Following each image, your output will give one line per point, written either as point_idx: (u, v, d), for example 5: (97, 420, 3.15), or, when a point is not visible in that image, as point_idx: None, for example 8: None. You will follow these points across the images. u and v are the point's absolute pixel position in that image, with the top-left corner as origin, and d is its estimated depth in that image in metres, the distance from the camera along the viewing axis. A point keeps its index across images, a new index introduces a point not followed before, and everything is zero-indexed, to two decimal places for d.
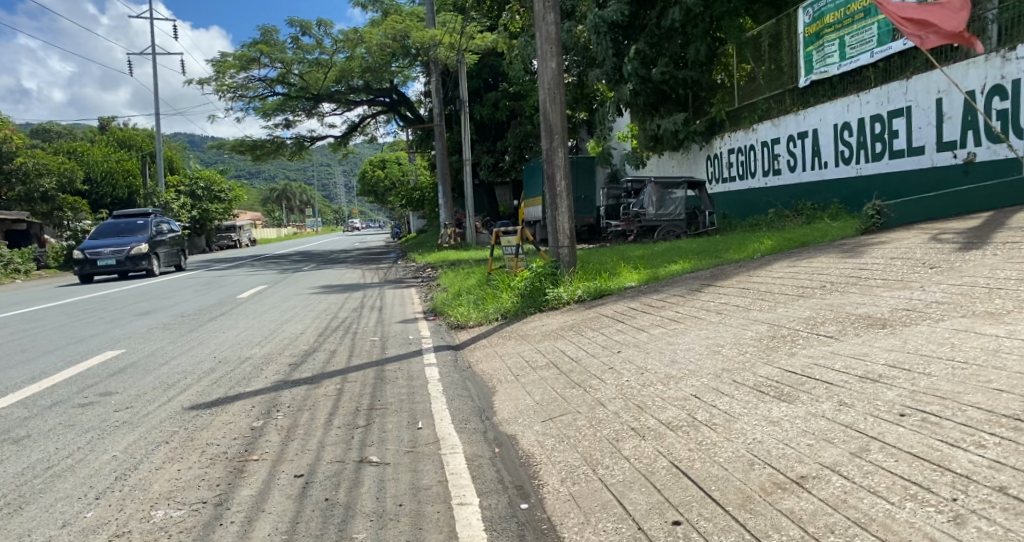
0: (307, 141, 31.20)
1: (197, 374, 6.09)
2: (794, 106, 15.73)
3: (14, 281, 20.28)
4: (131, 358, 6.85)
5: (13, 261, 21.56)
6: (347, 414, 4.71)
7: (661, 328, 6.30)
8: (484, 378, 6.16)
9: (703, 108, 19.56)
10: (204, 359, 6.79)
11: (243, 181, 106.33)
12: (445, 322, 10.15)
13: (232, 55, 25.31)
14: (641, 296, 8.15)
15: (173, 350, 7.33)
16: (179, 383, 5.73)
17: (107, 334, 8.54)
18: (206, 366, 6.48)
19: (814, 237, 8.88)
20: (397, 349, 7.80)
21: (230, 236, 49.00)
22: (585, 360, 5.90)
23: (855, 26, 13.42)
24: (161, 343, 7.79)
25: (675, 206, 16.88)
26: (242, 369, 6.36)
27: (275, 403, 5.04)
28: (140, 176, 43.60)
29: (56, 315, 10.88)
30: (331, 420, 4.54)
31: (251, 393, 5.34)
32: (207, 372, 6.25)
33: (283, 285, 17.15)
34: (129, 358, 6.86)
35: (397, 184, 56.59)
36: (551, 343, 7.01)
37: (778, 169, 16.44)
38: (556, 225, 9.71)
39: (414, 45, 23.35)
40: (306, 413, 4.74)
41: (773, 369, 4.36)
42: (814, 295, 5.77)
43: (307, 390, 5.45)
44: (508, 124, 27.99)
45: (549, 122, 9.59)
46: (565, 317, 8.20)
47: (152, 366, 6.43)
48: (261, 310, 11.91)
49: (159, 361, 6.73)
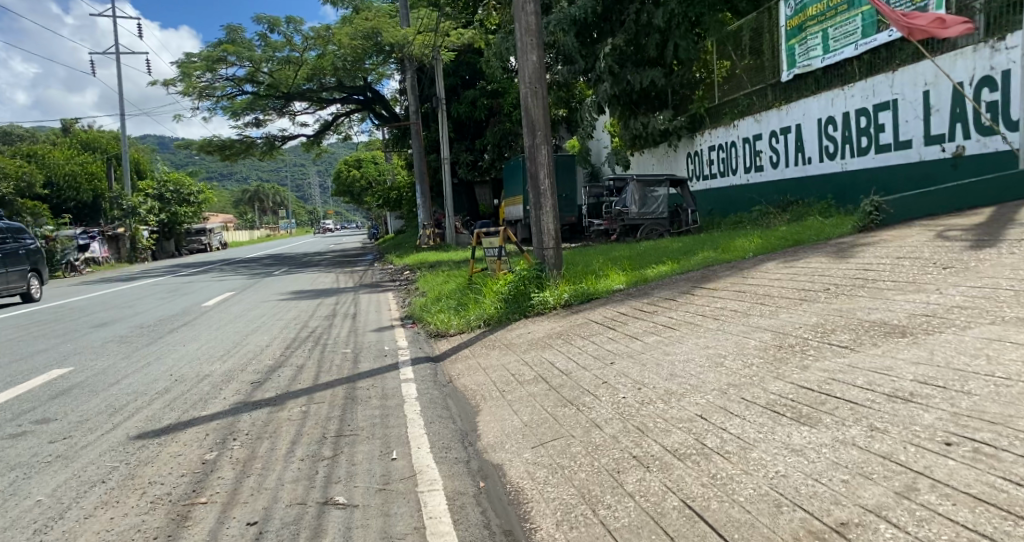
0: (278, 141, 30.40)
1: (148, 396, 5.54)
2: (776, 101, 15.43)
3: None
4: (78, 378, 6.25)
5: None
6: (311, 446, 4.18)
7: (655, 336, 5.86)
8: (466, 396, 5.70)
9: (684, 104, 19.26)
10: (159, 379, 6.20)
11: (214, 182, 104.50)
12: (424, 330, 9.65)
13: (197, 55, 24.54)
14: (630, 299, 7.74)
15: (125, 367, 6.75)
16: (125, 407, 5.18)
17: (57, 349, 7.93)
18: (160, 386, 5.91)
19: (808, 235, 8.51)
20: (370, 362, 7.30)
21: (200, 239, 47.93)
22: (576, 374, 5.45)
23: (837, 18, 13.14)
24: (113, 360, 7.16)
25: (657, 204, 16.51)
26: (199, 390, 5.81)
27: (232, 430, 4.50)
28: (106, 180, 42.39)
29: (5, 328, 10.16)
30: (292, 452, 4.03)
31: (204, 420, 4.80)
32: (160, 393, 5.69)
33: (253, 291, 16.49)
34: (76, 378, 6.26)
35: (374, 183, 55.74)
36: (537, 354, 6.54)
37: (760, 165, 16.16)
38: (541, 225, 9.25)
39: (387, 42, 22.72)
40: (265, 445, 4.20)
41: (785, 385, 3.94)
42: (819, 299, 5.37)
43: (269, 417, 4.90)
44: (486, 122, 27.46)
45: (531, 117, 9.13)
46: (551, 324, 7.74)
47: (98, 387, 5.85)
48: (226, 320, 11.30)
49: (108, 381, 6.13)
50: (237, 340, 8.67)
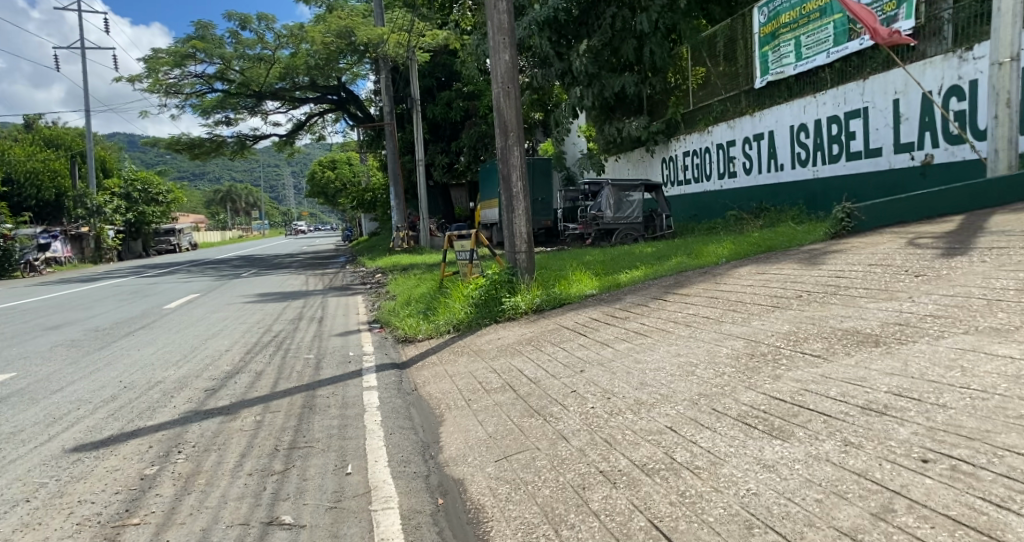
0: (249, 140, 29.84)
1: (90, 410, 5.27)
2: (749, 107, 15.48)
3: None
4: (17, 388, 5.94)
5: None
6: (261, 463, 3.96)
7: (627, 343, 5.72)
8: (430, 406, 5.52)
9: (658, 110, 19.28)
10: (106, 390, 5.91)
11: (185, 182, 102.83)
12: (392, 334, 9.43)
13: (165, 51, 24.00)
14: (602, 305, 7.60)
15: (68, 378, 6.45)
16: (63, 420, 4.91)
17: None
18: (106, 398, 5.63)
19: (781, 241, 8.47)
20: (331, 371, 7.10)
21: (168, 239, 47.06)
22: (545, 382, 5.30)
23: (810, 25, 13.19)
24: (60, 368, 6.85)
25: (632, 209, 16.45)
26: (148, 402, 5.53)
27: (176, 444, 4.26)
28: (70, 177, 41.47)
29: None
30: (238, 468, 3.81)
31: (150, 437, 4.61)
32: (107, 401, 5.53)
33: (217, 293, 16.11)
34: (15, 388, 5.94)
35: (348, 185, 55.15)
36: (505, 361, 6.38)
37: (733, 171, 16.19)
38: (513, 229, 9.08)
39: (361, 42, 22.37)
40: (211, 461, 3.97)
41: (757, 395, 3.82)
42: (791, 306, 5.26)
43: (221, 433, 4.66)
44: (462, 124, 27.27)
45: (503, 117, 8.96)
46: (521, 329, 7.58)
47: (36, 398, 5.51)
48: (184, 325, 10.95)
49: (50, 391, 5.83)
50: (193, 348, 8.37)
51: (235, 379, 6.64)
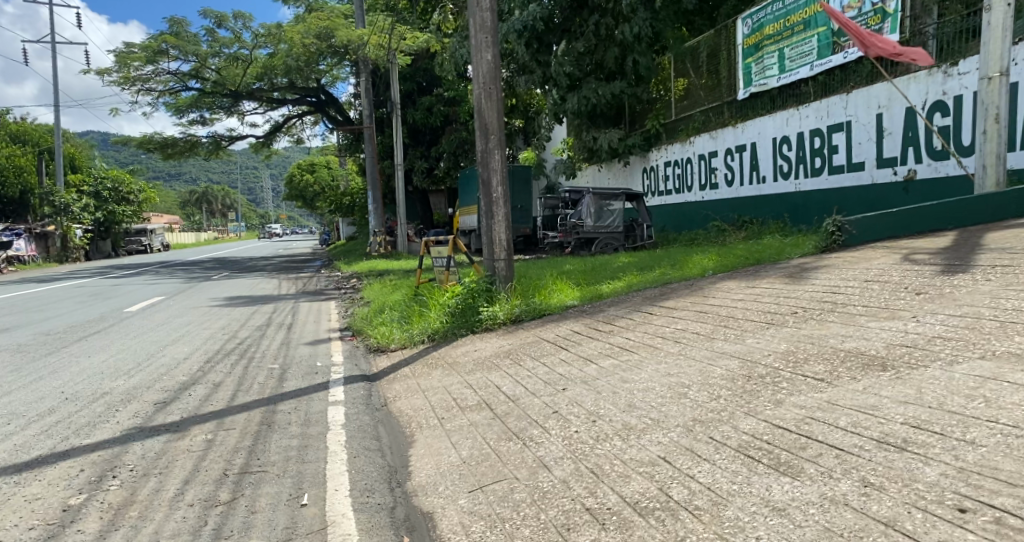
0: (225, 141, 29.06)
1: (21, 442, 5.05)
2: (732, 118, 15.29)
3: None
4: None
5: None
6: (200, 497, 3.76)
7: (611, 360, 5.36)
8: (399, 424, 5.17)
9: (640, 119, 19.08)
10: (45, 422, 5.51)
11: (158, 182, 101.07)
12: (363, 343, 9.00)
13: (138, 46, 23.31)
14: (585, 316, 7.27)
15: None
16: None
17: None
18: (43, 430, 5.25)
19: (770, 254, 8.17)
20: (296, 384, 6.75)
21: (139, 240, 46.00)
22: (524, 400, 4.94)
23: (794, 38, 13.02)
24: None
25: (613, 218, 16.21)
26: (92, 432, 5.18)
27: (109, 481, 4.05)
28: (36, 174, 40.45)
29: None
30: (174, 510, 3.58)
31: (87, 471, 4.35)
32: (46, 424, 5.43)
33: (183, 296, 15.58)
34: None
35: (326, 189, 54.30)
36: (482, 376, 6.00)
37: (715, 183, 15.99)
38: (491, 235, 8.72)
39: (340, 44, 21.92)
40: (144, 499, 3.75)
41: (758, 423, 3.49)
42: (787, 323, 4.95)
43: (163, 467, 4.41)
44: (443, 129, 26.87)
45: (484, 118, 8.60)
46: (499, 341, 7.20)
47: None
48: (142, 330, 10.56)
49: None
50: (147, 363, 7.95)
51: (190, 398, 6.27)
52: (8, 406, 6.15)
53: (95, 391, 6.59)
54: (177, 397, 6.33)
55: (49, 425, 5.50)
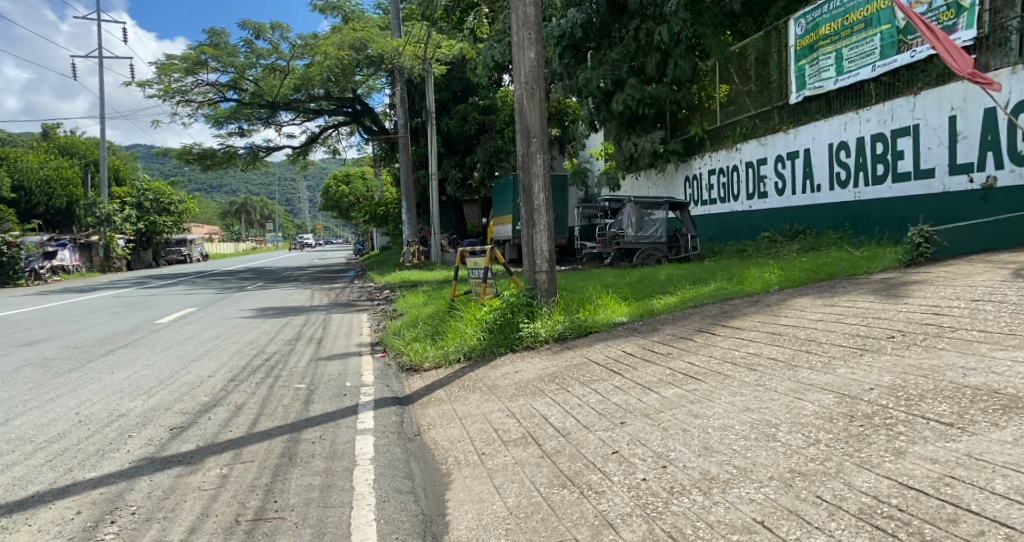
0: (262, 151, 29.04)
1: (24, 479, 4.63)
2: (783, 124, 14.46)
3: None
4: None
5: None
6: None
7: (676, 389, 4.67)
8: (435, 460, 4.65)
9: (682, 126, 18.42)
10: (53, 456, 5.11)
11: (199, 194, 103.00)
12: (395, 360, 8.44)
13: (177, 57, 23.33)
14: (637, 336, 6.62)
15: (7, 428, 5.92)
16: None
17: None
18: (48, 467, 4.85)
19: (842, 268, 7.38)
20: (323, 407, 6.24)
21: (180, 250, 46.67)
22: (577, 436, 4.34)
23: (853, 37, 12.20)
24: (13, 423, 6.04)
25: (656, 228, 15.49)
26: (100, 469, 4.76)
27: (108, 532, 3.65)
28: (82, 185, 41.19)
29: None
30: None
31: (86, 518, 3.90)
32: (53, 459, 5.02)
33: (217, 307, 15.28)
34: None
35: (361, 198, 54.26)
36: (525, 404, 5.39)
37: (764, 192, 15.18)
38: (532, 245, 8.13)
39: (375, 54, 21.66)
40: None
41: (879, 480, 2.78)
42: (885, 351, 4.23)
43: (169, 510, 3.97)
44: (478, 138, 26.34)
45: (526, 121, 8.06)
46: (543, 362, 6.56)
47: None
48: (170, 343, 10.21)
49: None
50: (169, 382, 7.53)
51: (209, 424, 5.80)
52: (17, 433, 5.76)
53: (111, 416, 6.18)
54: (194, 423, 5.85)
55: (57, 456, 5.08)
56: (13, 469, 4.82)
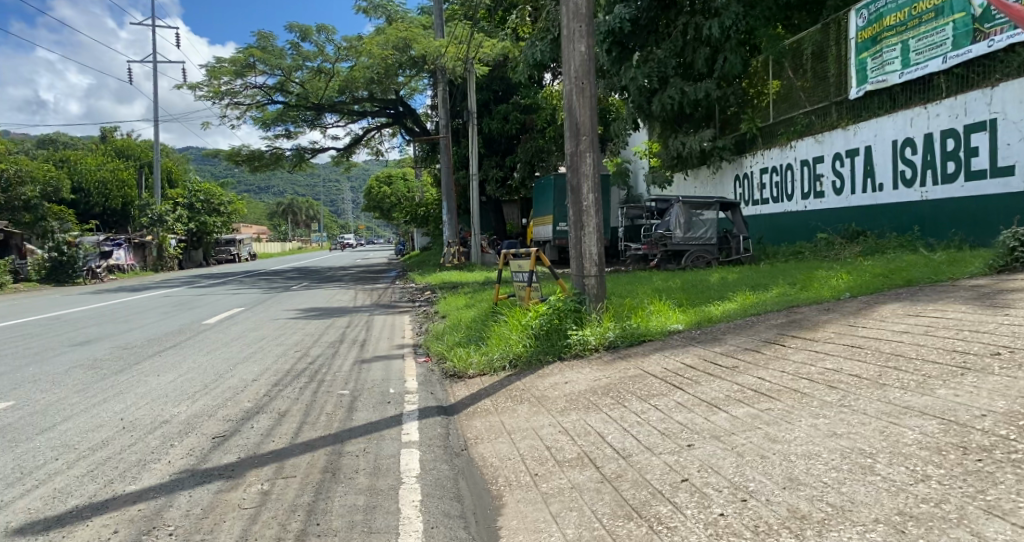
0: (308, 153, 29.26)
1: (64, 492, 4.47)
2: (841, 120, 13.76)
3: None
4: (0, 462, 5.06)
5: None
6: None
7: (747, 408, 4.26)
8: (484, 480, 4.34)
9: (732, 123, 17.77)
10: (93, 466, 4.95)
11: (248, 194, 105.15)
12: (439, 366, 8.16)
13: (227, 60, 23.59)
14: (696, 347, 6.19)
15: (54, 433, 5.83)
16: (5, 510, 4.21)
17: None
18: (88, 479, 4.68)
19: (921, 273, 6.83)
20: (366, 416, 6.00)
21: (230, 249, 47.55)
22: (640, 459, 3.99)
23: (922, 27, 11.51)
24: (58, 429, 5.93)
25: (707, 228, 14.92)
26: (140, 482, 4.58)
27: None
28: (137, 187, 42.29)
29: None
30: None
31: (123, 537, 3.70)
32: (93, 470, 4.87)
33: (263, 307, 15.29)
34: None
35: (404, 199, 54.48)
36: (578, 419, 5.05)
37: (821, 191, 14.50)
38: (580, 248, 7.78)
39: (419, 54, 21.51)
40: None
41: (1015, 534, 2.39)
42: (989, 372, 3.76)
43: (207, 531, 3.75)
44: (519, 138, 26.03)
45: (575, 118, 7.69)
46: (594, 373, 6.19)
47: (26, 472, 4.87)
48: (217, 344, 10.17)
49: (33, 471, 4.91)
50: (212, 387, 7.39)
51: (251, 433, 5.61)
52: (62, 439, 5.65)
53: (155, 422, 6.04)
54: (237, 432, 5.66)
55: (99, 466, 4.93)
56: (54, 480, 4.68)
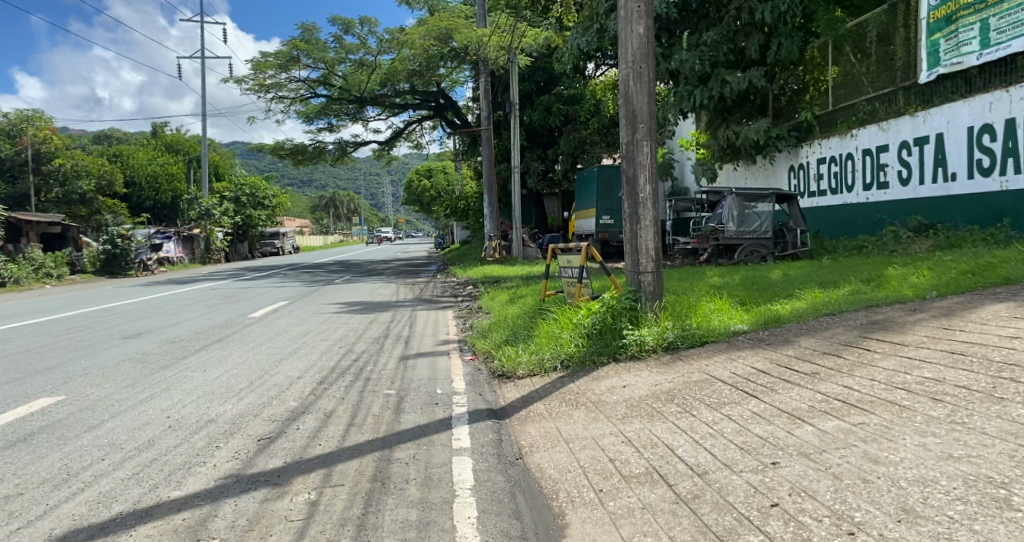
0: (350, 146, 29.26)
1: (108, 495, 4.26)
2: (909, 106, 13.03)
3: (38, 293, 19.32)
4: (45, 463, 4.88)
5: (45, 266, 23.55)
6: None
7: (836, 421, 3.87)
8: (542, 494, 4.02)
9: (786, 112, 17.09)
10: (135, 469, 4.75)
11: (291, 188, 106.71)
12: (486, 365, 7.86)
13: (271, 54, 23.62)
14: (767, 349, 5.75)
15: (101, 431, 5.67)
16: (48, 513, 4.00)
17: (47, 392, 7.08)
18: (130, 482, 4.48)
19: (1015, 271, 6.29)
20: (415, 418, 5.72)
21: (274, 242, 48.19)
22: (718, 479, 3.62)
23: (1004, 5, 10.75)
24: (102, 428, 5.78)
25: (760, 222, 14.30)
26: (186, 487, 4.36)
27: None
28: (186, 181, 43.14)
29: (24, 353, 9.16)
30: None
31: None
32: (136, 473, 4.66)
33: (306, 301, 15.20)
34: (41, 463, 4.90)
35: (442, 193, 54.46)
36: (642, 428, 4.67)
37: (884, 182, 13.75)
38: (636, 242, 7.36)
39: (461, 45, 21.19)
40: None
41: None
42: None
43: None
44: (561, 130, 25.56)
45: (632, 104, 7.28)
46: (655, 376, 5.80)
47: (71, 473, 4.68)
48: (262, 339, 10.04)
49: (76, 471, 4.73)
50: (257, 384, 7.20)
51: (298, 435, 5.37)
52: (108, 438, 5.48)
53: (200, 421, 5.86)
54: (283, 433, 5.43)
55: (144, 468, 4.72)
56: (99, 483, 4.46)
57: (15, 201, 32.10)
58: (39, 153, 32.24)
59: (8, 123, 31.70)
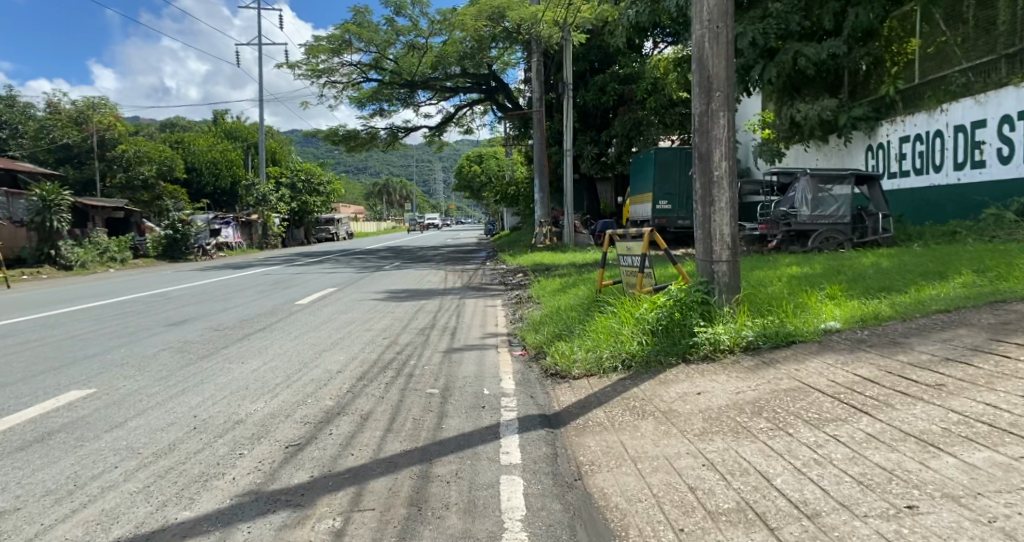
0: (401, 132, 28.82)
1: (112, 513, 3.72)
2: (1012, 77, 11.74)
3: (99, 277, 19.45)
4: (54, 470, 4.37)
5: (110, 250, 23.81)
6: None
7: (988, 453, 3.14)
8: (613, 527, 3.33)
9: (863, 89, 15.78)
10: (147, 479, 4.21)
11: (346, 174, 107.67)
12: (538, 361, 7.13)
13: (324, 37, 23.28)
14: (871, 353, 4.88)
15: (121, 432, 5.15)
16: (40, 537, 3.47)
17: (77, 385, 6.68)
18: (139, 498, 3.93)
19: None
20: (459, 425, 5.07)
21: (328, 228, 48.44)
22: (840, 526, 2.87)
23: None
24: (124, 427, 5.28)
25: (837, 205, 13.14)
26: (199, 506, 3.80)
27: None
28: (244, 167, 43.59)
29: (65, 341, 8.86)
30: None
31: None
32: (148, 484, 4.11)
33: (354, 287, 14.76)
34: (51, 469, 4.39)
35: (494, 178, 53.75)
36: (726, 449, 3.90)
37: (980, 161, 12.48)
38: (709, 227, 6.51)
39: (514, 24, 20.38)
40: None
41: None
42: None
43: None
44: (616, 111, 24.54)
45: (707, 69, 6.45)
46: (735, 383, 4.99)
47: (80, 483, 4.16)
48: (306, 328, 9.56)
49: (82, 481, 4.19)
50: (292, 379, 6.67)
51: (330, 441, 4.79)
52: (127, 440, 4.98)
53: (227, 423, 5.33)
54: (314, 439, 4.85)
55: (157, 480, 4.18)
56: (105, 497, 3.93)
57: (83, 187, 33.18)
58: (104, 140, 32.80)
59: (76, 110, 32.62)
